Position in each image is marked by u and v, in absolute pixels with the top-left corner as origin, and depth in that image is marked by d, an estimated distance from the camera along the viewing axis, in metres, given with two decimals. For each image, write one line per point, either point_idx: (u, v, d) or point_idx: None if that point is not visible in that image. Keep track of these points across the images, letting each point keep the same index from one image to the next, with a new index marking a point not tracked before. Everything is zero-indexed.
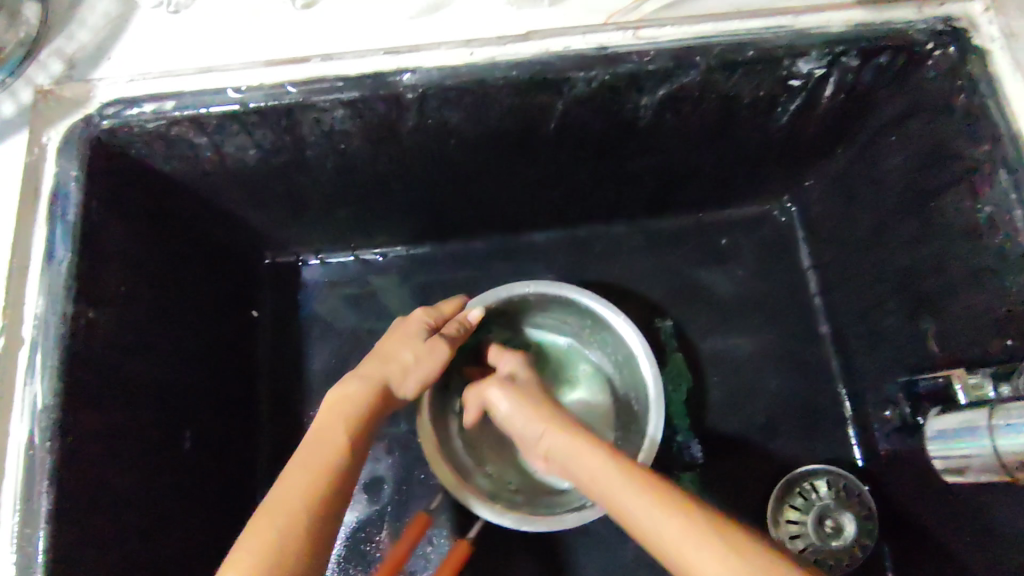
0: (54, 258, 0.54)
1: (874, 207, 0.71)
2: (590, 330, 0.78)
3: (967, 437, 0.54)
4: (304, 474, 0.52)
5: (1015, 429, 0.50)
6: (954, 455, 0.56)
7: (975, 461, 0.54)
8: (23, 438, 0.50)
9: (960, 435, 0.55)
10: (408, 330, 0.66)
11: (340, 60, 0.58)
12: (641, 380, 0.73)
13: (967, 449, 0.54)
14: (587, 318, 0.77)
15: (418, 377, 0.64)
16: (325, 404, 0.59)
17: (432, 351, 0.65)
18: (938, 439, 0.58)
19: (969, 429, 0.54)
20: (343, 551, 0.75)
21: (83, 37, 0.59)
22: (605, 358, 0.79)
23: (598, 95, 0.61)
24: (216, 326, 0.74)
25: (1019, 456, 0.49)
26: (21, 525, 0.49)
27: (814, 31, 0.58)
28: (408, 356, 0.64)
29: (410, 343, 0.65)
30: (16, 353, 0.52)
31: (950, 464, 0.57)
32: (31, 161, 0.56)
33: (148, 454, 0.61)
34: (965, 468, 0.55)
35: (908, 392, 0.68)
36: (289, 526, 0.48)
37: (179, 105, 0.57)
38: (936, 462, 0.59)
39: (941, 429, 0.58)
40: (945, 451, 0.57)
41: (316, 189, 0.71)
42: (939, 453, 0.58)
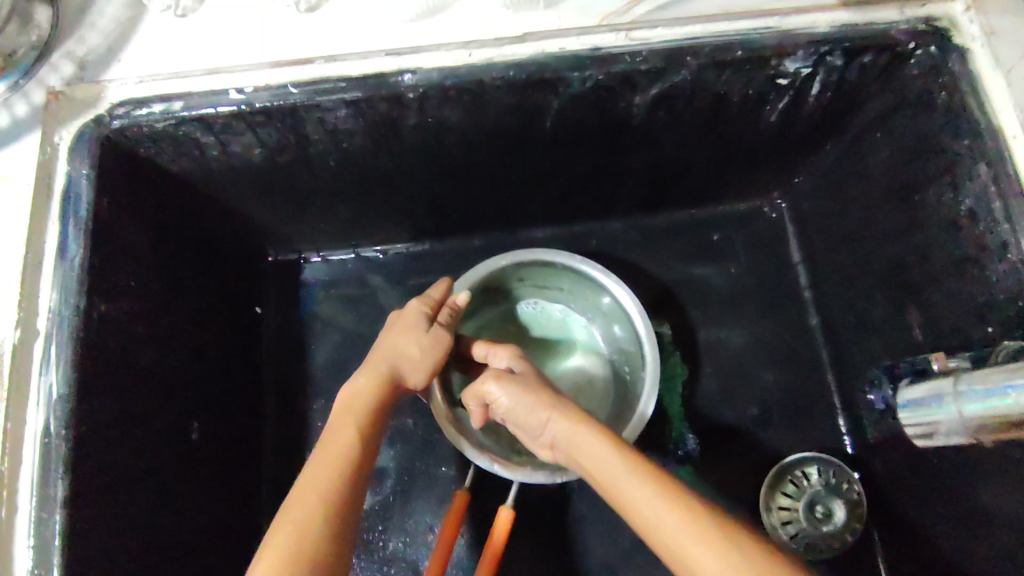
0: (67, 254, 0.56)
1: (862, 201, 0.73)
2: (582, 296, 0.80)
3: (935, 403, 0.58)
4: (322, 467, 0.53)
5: (978, 396, 0.53)
6: (923, 420, 0.60)
7: (943, 426, 0.58)
8: (40, 426, 0.52)
9: (928, 401, 0.59)
10: (407, 322, 0.67)
11: (344, 61, 0.60)
12: (632, 335, 0.76)
13: (935, 415, 0.58)
14: (584, 287, 0.79)
15: (425, 368, 0.66)
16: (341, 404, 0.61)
17: (434, 340, 0.66)
18: (909, 407, 0.63)
19: (936, 396, 0.58)
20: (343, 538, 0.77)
21: (93, 40, 0.61)
22: (599, 320, 0.81)
23: (593, 94, 0.64)
24: (221, 321, 0.75)
25: (982, 420, 0.53)
26: (37, 511, 0.51)
27: (800, 31, 0.61)
28: (413, 348, 0.65)
29: (412, 334, 0.66)
30: (31, 346, 0.53)
31: (919, 429, 0.61)
32: (44, 160, 0.58)
33: (160, 443, 0.62)
34: (934, 433, 0.59)
35: (892, 374, 0.71)
36: (312, 524, 0.50)
37: (187, 106, 0.59)
38: (908, 429, 0.63)
39: (911, 398, 0.62)
40: (915, 417, 0.61)
41: (319, 186, 0.73)
42: (909, 419, 0.63)
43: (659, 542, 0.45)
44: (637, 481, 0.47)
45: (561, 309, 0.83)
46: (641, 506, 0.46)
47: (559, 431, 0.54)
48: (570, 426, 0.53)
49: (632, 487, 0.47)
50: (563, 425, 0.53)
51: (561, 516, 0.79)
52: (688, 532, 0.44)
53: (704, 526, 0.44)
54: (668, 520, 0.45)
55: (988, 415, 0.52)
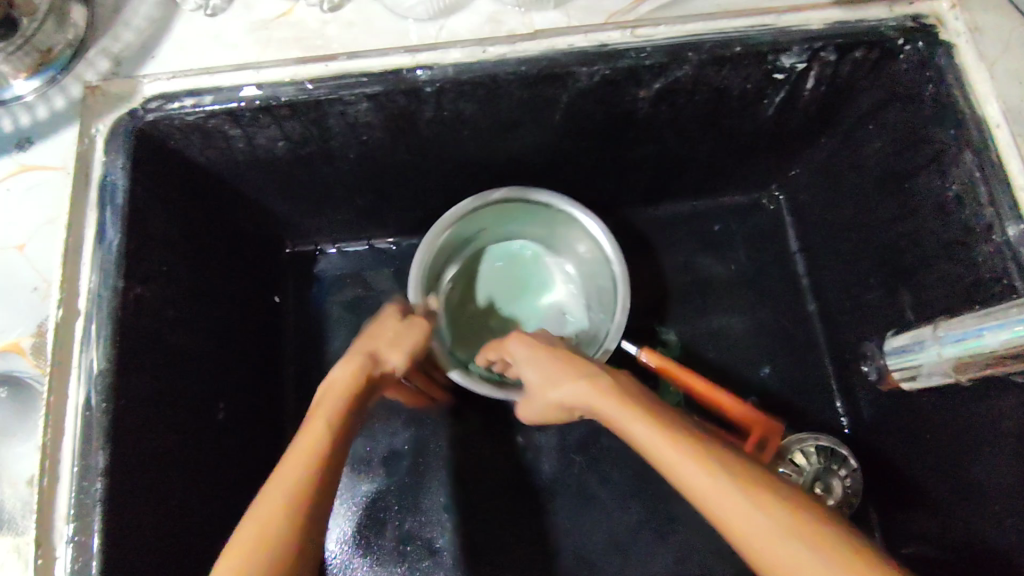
0: (105, 238, 0.59)
1: (856, 190, 0.76)
2: (530, 224, 0.83)
3: (918, 348, 0.64)
4: (298, 450, 0.53)
5: (954, 339, 0.59)
6: (908, 364, 0.66)
7: (926, 367, 0.64)
8: (81, 400, 0.55)
9: (912, 347, 0.65)
10: (382, 313, 0.65)
11: (365, 57, 0.63)
12: (585, 232, 0.79)
13: (918, 359, 0.65)
14: (545, 221, 0.82)
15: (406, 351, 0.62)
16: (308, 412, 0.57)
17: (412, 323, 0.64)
18: (895, 353, 0.69)
19: (919, 342, 0.64)
20: (359, 521, 0.80)
21: (128, 37, 0.64)
22: (552, 238, 0.84)
23: (600, 88, 0.67)
24: (244, 308, 0.78)
25: (959, 360, 0.59)
26: (79, 479, 0.53)
27: (795, 28, 0.64)
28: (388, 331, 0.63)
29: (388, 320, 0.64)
30: (72, 324, 0.56)
31: (906, 372, 0.67)
32: (82, 150, 0.61)
33: (190, 420, 0.65)
34: (917, 376, 0.66)
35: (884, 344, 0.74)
36: (282, 509, 0.49)
37: (216, 99, 0.63)
38: (895, 373, 0.70)
39: (897, 346, 0.68)
40: (901, 361, 0.68)
41: (338, 178, 0.76)
42: (896, 364, 0.69)
43: (682, 488, 0.49)
44: (654, 435, 0.51)
45: (529, 245, 0.86)
46: (662, 458, 0.50)
47: (578, 396, 0.57)
48: (587, 391, 0.56)
49: (650, 439, 0.51)
50: (581, 392, 0.56)
51: (570, 497, 0.82)
52: (707, 480, 0.47)
53: (719, 474, 0.47)
54: (684, 468, 0.48)
55: (960, 355, 0.59)
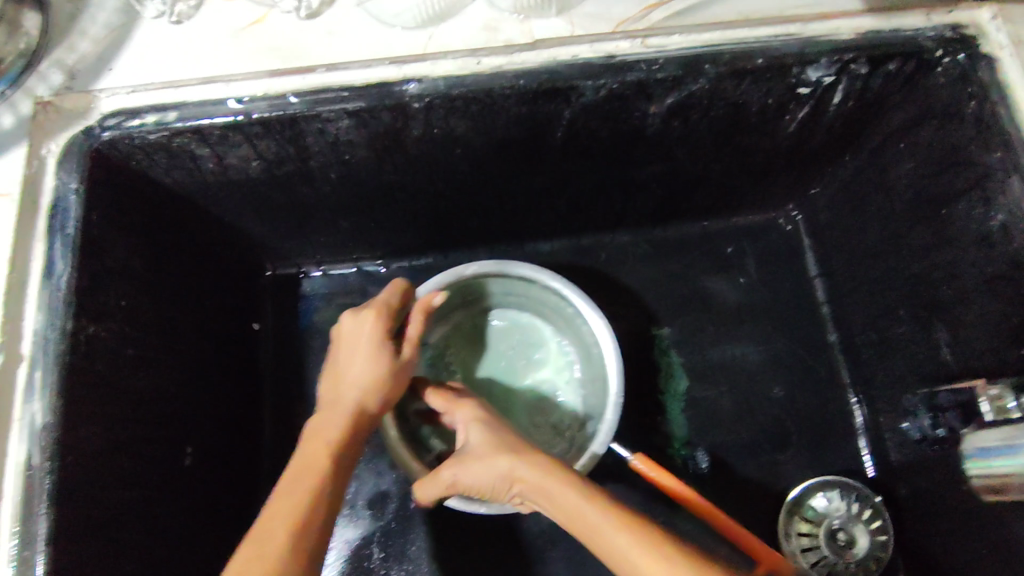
0: (54, 273, 0.53)
1: (884, 213, 0.70)
2: (549, 307, 0.76)
3: (1006, 455, 0.56)
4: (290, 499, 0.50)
5: None
6: (996, 473, 0.57)
7: (1016, 479, 0.55)
8: (21, 458, 0.49)
9: (998, 453, 0.57)
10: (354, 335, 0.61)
11: (346, 69, 0.57)
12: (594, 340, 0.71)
13: (1005, 468, 0.56)
14: (564, 312, 0.75)
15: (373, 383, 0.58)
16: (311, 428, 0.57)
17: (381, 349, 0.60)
18: (978, 457, 0.60)
19: (1007, 446, 0.56)
20: (344, 570, 0.74)
21: (84, 47, 0.58)
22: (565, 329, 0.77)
23: (606, 104, 0.61)
24: (218, 339, 0.72)
25: None
26: (18, 549, 0.47)
27: (823, 39, 0.58)
28: (360, 359, 0.59)
29: (359, 347, 0.60)
30: (13, 371, 0.50)
31: (991, 482, 0.58)
32: (30, 173, 0.55)
33: (152, 470, 0.59)
34: (1007, 488, 0.56)
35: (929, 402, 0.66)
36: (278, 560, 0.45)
37: (182, 116, 0.57)
38: (976, 482, 0.61)
39: (980, 447, 0.59)
40: (985, 468, 0.59)
41: (319, 199, 0.70)
42: (979, 471, 0.60)
43: None
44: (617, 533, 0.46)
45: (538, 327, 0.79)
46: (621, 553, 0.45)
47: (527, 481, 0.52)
48: (539, 476, 0.51)
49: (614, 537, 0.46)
50: (531, 474, 0.52)
51: (570, 542, 0.76)
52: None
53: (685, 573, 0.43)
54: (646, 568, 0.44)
55: None
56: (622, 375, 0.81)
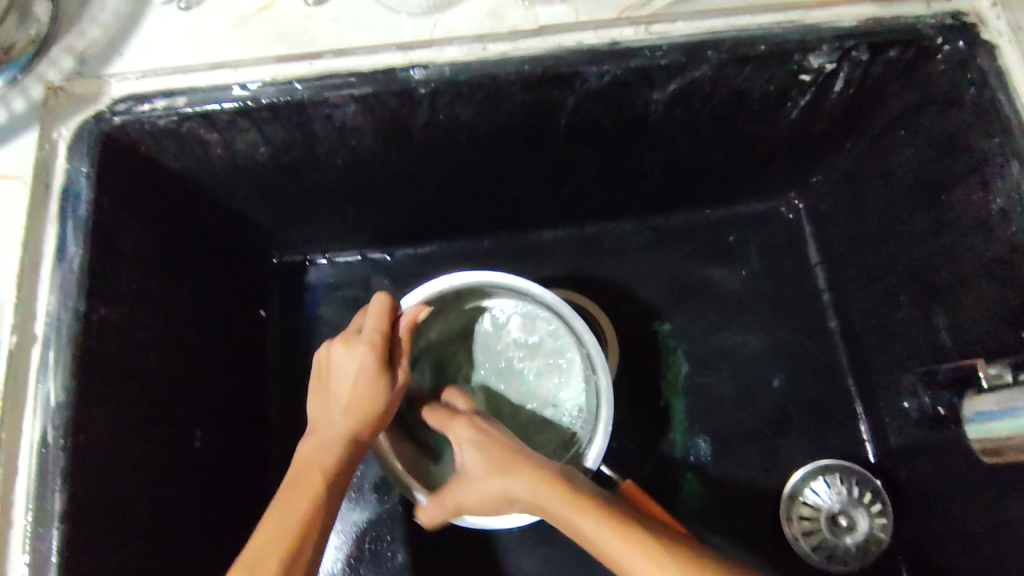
0: (66, 254, 0.54)
1: (885, 200, 0.71)
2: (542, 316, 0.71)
3: (1009, 416, 0.56)
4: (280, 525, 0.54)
5: None
6: (993, 435, 0.57)
7: (1014, 439, 0.55)
8: (37, 436, 0.50)
9: (998, 414, 0.57)
10: (339, 359, 0.64)
11: (353, 55, 0.58)
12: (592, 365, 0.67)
13: (1006, 429, 0.56)
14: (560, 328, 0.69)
15: (354, 407, 0.62)
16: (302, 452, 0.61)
17: (363, 373, 0.63)
18: (976, 420, 0.60)
19: (1009, 409, 0.56)
20: (351, 553, 0.77)
21: (94, 33, 0.59)
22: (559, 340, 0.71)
23: (610, 90, 0.62)
24: (226, 325, 0.73)
25: None
26: (33, 525, 0.48)
27: (825, 26, 0.59)
28: (345, 385, 0.63)
29: (345, 371, 0.64)
30: (28, 351, 0.51)
31: (987, 444, 0.58)
32: (41, 157, 0.56)
33: (163, 452, 0.60)
34: (1003, 449, 0.57)
35: (928, 381, 0.68)
36: None
37: (191, 102, 0.58)
38: (972, 443, 0.61)
39: (978, 410, 0.60)
40: (982, 431, 0.59)
41: (325, 185, 0.71)
42: (975, 433, 0.60)
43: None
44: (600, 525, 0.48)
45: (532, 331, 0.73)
46: (610, 546, 0.48)
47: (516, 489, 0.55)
48: (526, 480, 0.54)
49: (598, 531, 0.48)
50: (519, 482, 0.55)
51: None
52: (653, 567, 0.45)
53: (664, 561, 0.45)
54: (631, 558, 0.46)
55: None
56: (624, 362, 0.82)
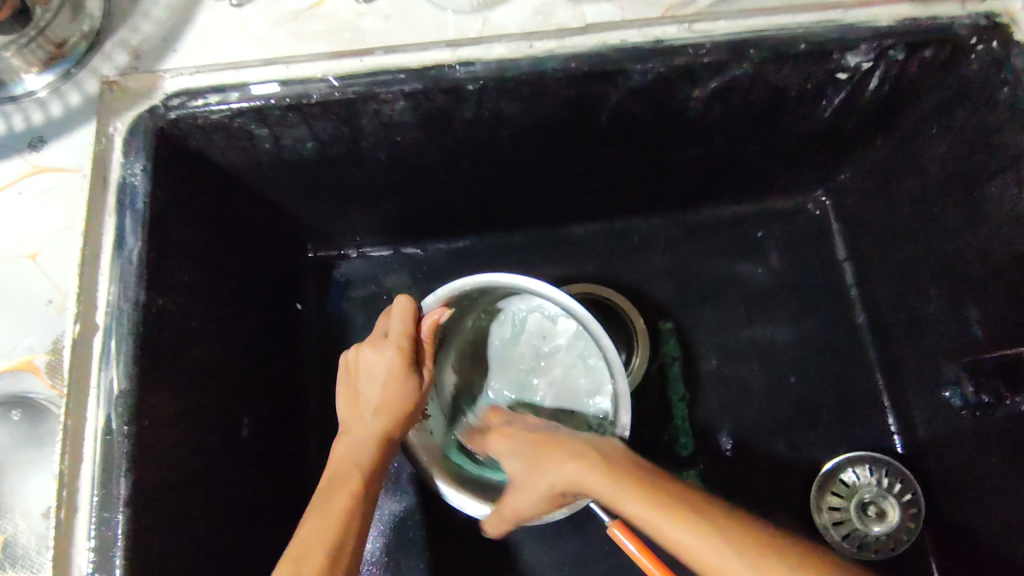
0: (125, 246, 0.55)
1: (915, 197, 0.72)
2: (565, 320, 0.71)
3: None
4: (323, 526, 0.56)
5: None
6: None
7: None
8: (100, 423, 0.51)
9: None
10: (366, 365, 0.66)
11: (403, 52, 0.59)
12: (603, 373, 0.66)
13: None
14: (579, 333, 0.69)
15: (385, 411, 0.64)
16: (337, 454, 0.63)
17: (391, 379, 0.65)
18: None
19: None
20: (387, 540, 0.79)
21: (147, 29, 0.60)
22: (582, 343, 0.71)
23: (651, 87, 0.63)
24: (267, 318, 0.74)
25: None
26: (99, 510, 0.49)
27: (863, 24, 0.60)
28: (375, 390, 0.65)
29: (372, 377, 0.65)
30: (90, 340, 0.52)
31: None
32: (99, 150, 0.57)
33: (214, 441, 0.61)
34: None
35: (971, 370, 0.68)
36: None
37: (244, 97, 0.59)
38: None
39: None
40: None
41: (366, 180, 0.72)
42: None
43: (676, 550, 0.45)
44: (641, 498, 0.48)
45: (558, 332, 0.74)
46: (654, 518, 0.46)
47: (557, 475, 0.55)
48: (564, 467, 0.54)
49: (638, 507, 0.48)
50: (557, 471, 0.55)
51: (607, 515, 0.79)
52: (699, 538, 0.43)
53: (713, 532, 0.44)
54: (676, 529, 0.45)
55: None
56: (655, 356, 0.84)
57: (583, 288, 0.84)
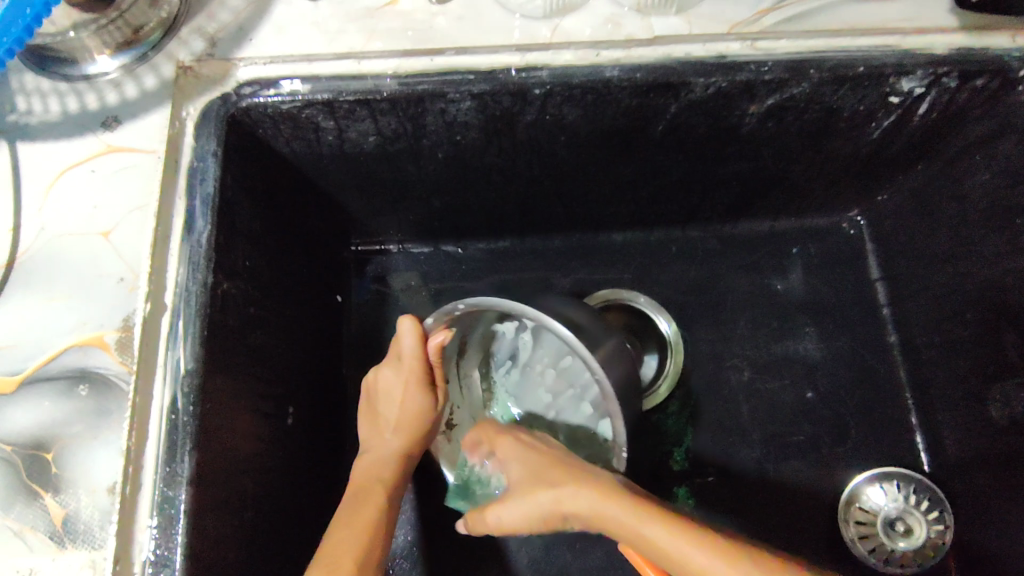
0: (194, 229, 0.55)
1: (954, 221, 0.74)
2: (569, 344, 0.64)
3: None
4: (344, 530, 0.58)
5: None
6: None
7: None
8: (166, 402, 0.51)
9: None
10: (383, 383, 0.68)
11: (473, 54, 0.61)
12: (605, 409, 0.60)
13: None
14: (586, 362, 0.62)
15: (402, 427, 0.66)
16: (358, 469, 0.65)
17: (405, 396, 0.66)
18: None
19: None
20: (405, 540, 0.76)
21: (224, 17, 0.61)
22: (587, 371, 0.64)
23: (711, 101, 0.64)
24: (312, 309, 0.74)
25: None
26: (162, 488, 0.50)
27: (919, 52, 0.62)
28: (392, 408, 0.67)
29: (389, 394, 0.67)
30: (158, 319, 0.53)
31: None
32: (173, 133, 0.58)
33: (264, 427, 0.62)
34: None
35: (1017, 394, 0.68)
36: None
37: (315, 89, 0.59)
38: None
39: None
40: None
41: (420, 177, 0.73)
42: None
43: None
44: (665, 534, 0.52)
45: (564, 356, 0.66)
46: (682, 552, 0.51)
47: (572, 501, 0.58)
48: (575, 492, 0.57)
49: (666, 541, 0.52)
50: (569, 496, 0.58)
51: None
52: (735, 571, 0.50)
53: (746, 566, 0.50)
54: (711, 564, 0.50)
55: None
56: (689, 365, 0.85)
57: (597, 298, 0.86)
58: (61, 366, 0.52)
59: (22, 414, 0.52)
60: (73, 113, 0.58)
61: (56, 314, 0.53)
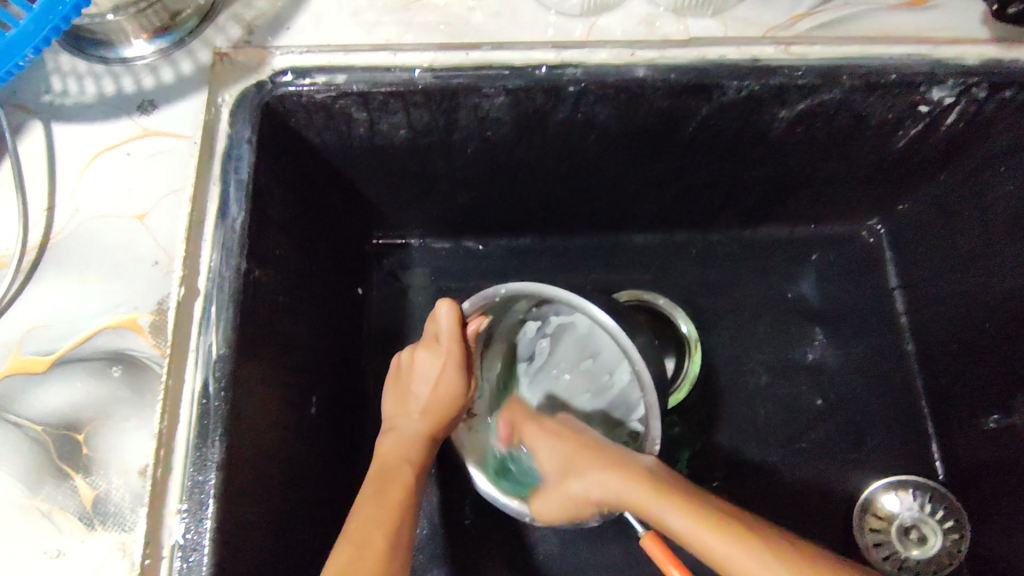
0: (228, 214, 0.55)
1: (976, 231, 0.74)
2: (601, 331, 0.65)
3: None
4: (370, 510, 0.57)
5: None
6: None
7: None
8: (197, 387, 0.51)
9: None
10: (416, 365, 0.66)
11: (509, 50, 0.61)
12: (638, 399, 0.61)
13: None
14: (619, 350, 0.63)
15: (429, 413, 0.65)
16: (382, 449, 0.65)
17: (438, 381, 0.65)
18: None
19: None
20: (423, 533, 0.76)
21: (261, 5, 0.61)
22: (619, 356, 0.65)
23: (742, 104, 0.64)
24: (336, 300, 0.74)
25: None
26: (192, 473, 0.50)
27: (951, 61, 0.62)
28: (422, 391, 0.66)
29: (420, 378, 0.66)
30: (191, 304, 0.53)
31: None
32: (209, 119, 0.58)
33: (290, 416, 0.62)
34: None
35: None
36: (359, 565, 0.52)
37: (351, 79, 0.59)
38: None
39: None
40: None
41: (448, 172, 0.73)
42: None
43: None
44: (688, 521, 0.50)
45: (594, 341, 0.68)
46: (708, 542, 0.49)
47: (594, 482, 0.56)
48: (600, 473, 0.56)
49: (685, 527, 0.50)
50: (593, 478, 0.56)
51: None
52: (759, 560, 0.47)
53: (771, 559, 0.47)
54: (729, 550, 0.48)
55: None
56: (706, 367, 0.85)
57: (630, 294, 0.85)
58: (94, 348, 0.53)
59: (56, 394, 0.52)
60: (109, 96, 0.59)
61: (91, 296, 0.54)
